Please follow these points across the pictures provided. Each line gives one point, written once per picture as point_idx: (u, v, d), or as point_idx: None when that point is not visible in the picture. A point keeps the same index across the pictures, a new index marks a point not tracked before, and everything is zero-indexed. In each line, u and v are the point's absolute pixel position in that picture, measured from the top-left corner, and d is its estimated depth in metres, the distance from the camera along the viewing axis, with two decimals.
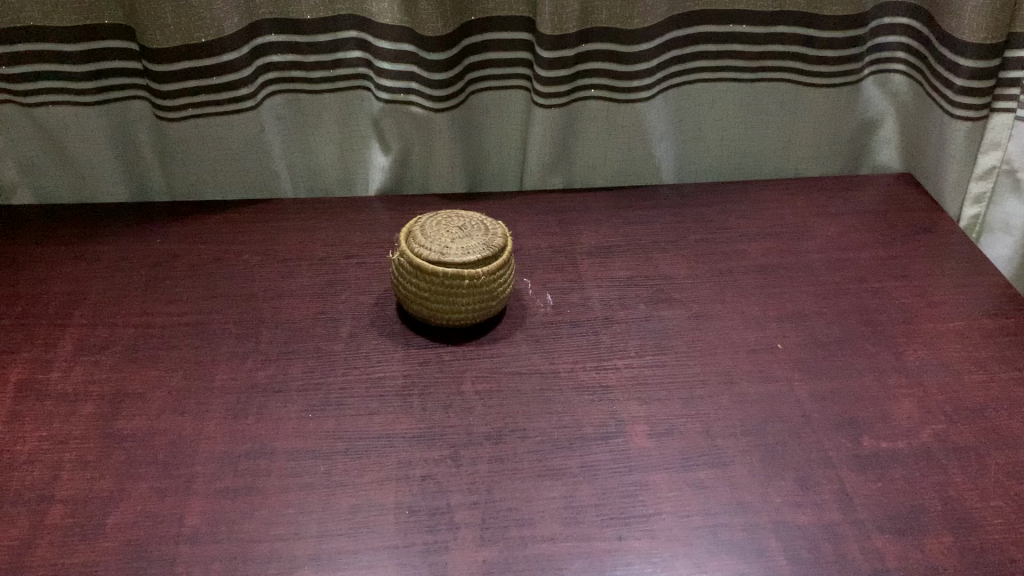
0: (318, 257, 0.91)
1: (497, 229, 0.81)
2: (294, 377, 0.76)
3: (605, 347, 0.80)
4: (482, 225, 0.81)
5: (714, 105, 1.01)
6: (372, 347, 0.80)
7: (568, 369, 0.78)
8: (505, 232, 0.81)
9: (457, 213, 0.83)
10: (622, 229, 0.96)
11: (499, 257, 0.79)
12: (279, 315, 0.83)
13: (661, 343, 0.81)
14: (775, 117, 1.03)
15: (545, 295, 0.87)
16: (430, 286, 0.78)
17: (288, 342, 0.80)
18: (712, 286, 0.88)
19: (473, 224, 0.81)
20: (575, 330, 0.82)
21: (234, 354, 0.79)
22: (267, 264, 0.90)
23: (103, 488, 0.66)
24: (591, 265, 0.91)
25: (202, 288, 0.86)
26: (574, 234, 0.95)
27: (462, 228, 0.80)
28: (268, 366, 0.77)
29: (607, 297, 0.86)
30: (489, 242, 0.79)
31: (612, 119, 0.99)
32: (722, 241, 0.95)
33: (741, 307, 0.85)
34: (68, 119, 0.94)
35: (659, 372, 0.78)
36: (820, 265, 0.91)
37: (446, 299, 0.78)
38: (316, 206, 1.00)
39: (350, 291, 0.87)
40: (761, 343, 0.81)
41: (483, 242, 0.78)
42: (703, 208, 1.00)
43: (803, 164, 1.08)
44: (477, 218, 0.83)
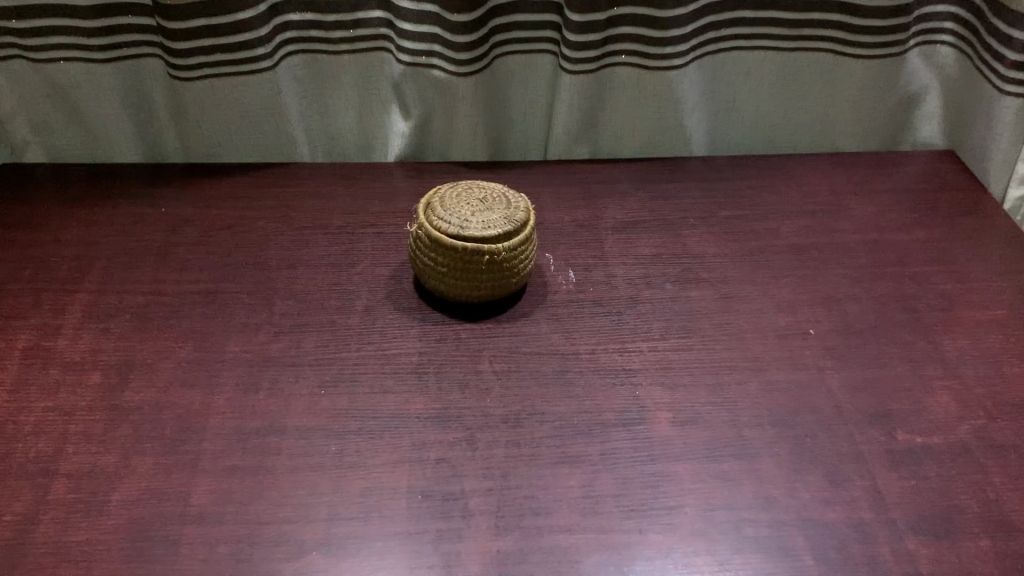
0: (335, 226, 0.89)
1: (521, 202, 0.78)
2: (307, 352, 0.74)
3: (629, 329, 0.77)
4: (504, 198, 0.78)
5: (751, 75, 0.97)
6: (388, 321, 0.77)
7: (591, 351, 0.75)
8: (528, 206, 0.78)
9: (479, 184, 0.80)
10: (650, 204, 0.93)
11: (521, 233, 0.76)
12: (293, 285, 0.81)
13: (688, 326, 0.78)
14: (814, 89, 0.98)
15: (568, 272, 0.84)
16: (447, 261, 0.75)
17: (302, 314, 0.78)
18: (742, 265, 0.85)
19: (495, 197, 0.78)
20: (598, 309, 0.79)
21: (247, 326, 0.76)
22: (282, 232, 0.87)
23: (108, 463, 0.64)
24: (616, 242, 0.87)
25: (215, 255, 0.84)
26: (599, 207, 0.92)
27: (484, 201, 0.77)
28: (281, 339, 0.75)
29: (631, 276, 0.83)
30: (511, 217, 0.76)
31: (643, 87, 0.95)
32: (754, 219, 0.91)
33: (772, 289, 0.82)
34: (80, 77, 0.91)
35: (685, 356, 0.75)
36: (856, 247, 0.87)
37: (463, 275, 0.76)
38: (335, 172, 0.97)
39: (366, 262, 0.84)
40: (792, 328, 0.78)
41: (504, 217, 0.76)
42: (735, 183, 0.96)
43: (842, 139, 1.04)
44: (499, 189, 0.80)
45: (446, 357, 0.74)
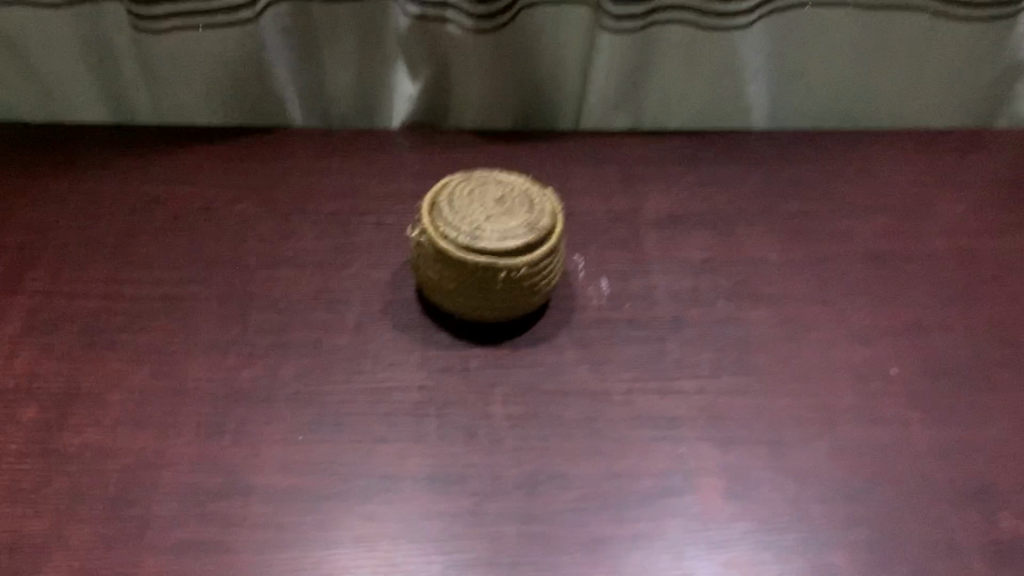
0: (326, 211, 0.75)
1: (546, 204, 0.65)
2: (284, 383, 0.62)
3: (672, 362, 0.64)
4: (528, 198, 0.65)
5: (828, 37, 0.80)
6: (382, 343, 0.65)
7: (626, 392, 0.62)
8: (555, 206, 0.65)
9: (496, 178, 0.67)
10: (699, 193, 0.78)
11: (544, 243, 0.63)
12: (273, 291, 0.68)
13: (743, 360, 0.65)
14: (901, 54, 0.82)
15: (600, 281, 0.70)
16: (454, 275, 0.62)
17: (281, 331, 0.65)
18: (809, 278, 0.71)
19: (515, 195, 0.65)
20: (635, 335, 0.66)
21: (215, 344, 0.64)
22: (264, 219, 0.74)
23: (36, 533, 0.53)
24: (658, 242, 0.74)
25: (184, 247, 0.71)
26: (639, 195, 0.78)
27: (502, 201, 0.64)
28: (255, 364, 0.63)
29: (675, 289, 0.70)
30: (533, 224, 0.62)
31: (698, 49, 0.79)
32: (824, 216, 0.76)
33: (846, 312, 0.68)
34: (29, 22, 0.77)
35: (739, 401, 0.62)
36: (946, 257, 0.73)
37: (474, 291, 0.63)
38: (330, 140, 0.82)
39: (361, 261, 0.71)
40: (869, 367, 0.64)
41: (524, 224, 0.62)
42: (801, 166, 0.81)
43: (929, 114, 0.87)
44: (522, 184, 0.66)
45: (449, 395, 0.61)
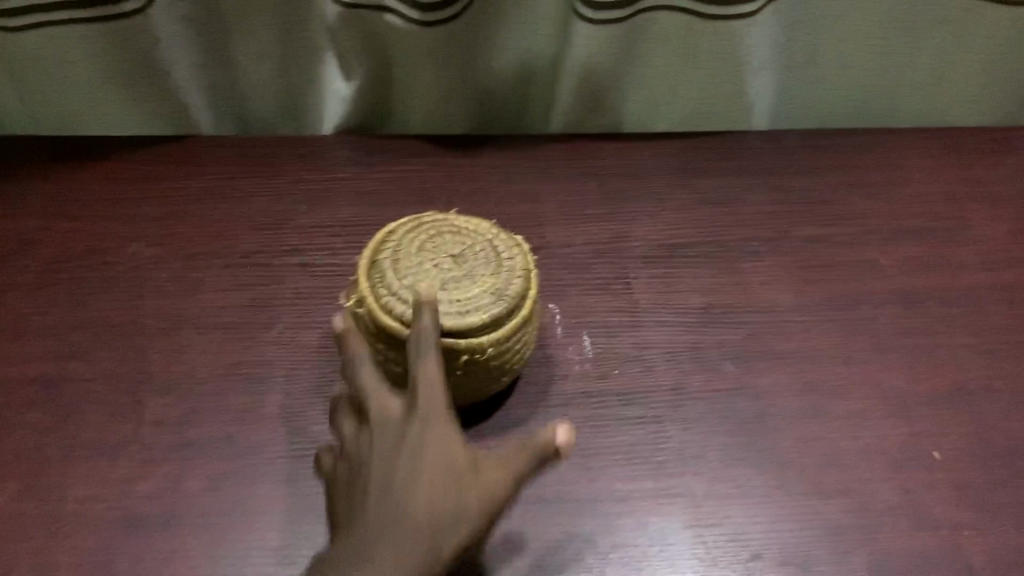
0: (242, 250, 0.61)
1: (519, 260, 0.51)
2: (190, 500, 0.49)
3: (672, 452, 0.53)
4: (495, 250, 0.51)
5: (846, 21, 0.67)
6: (315, 437, 0.52)
7: (618, 499, 0.50)
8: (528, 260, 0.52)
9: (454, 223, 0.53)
10: (695, 215, 0.65)
11: (515, 314, 0.50)
12: (177, 366, 0.55)
13: (758, 445, 0.53)
14: (929, 41, 0.69)
15: (582, 338, 0.58)
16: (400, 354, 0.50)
17: (187, 424, 0.52)
18: (831, 329, 0.59)
19: (479, 247, 0.51)
20: (626, 414, 0.54)
21: (103, 447, 0.51)
22: (164, 265, 0.60)
23: None
24: (649, 284, 0.61)
25: (64, 308, 0.57)
26: (624, 220, 0.65)
27: (462, 257, 0.50)
28: (152, 476, 0.50)
29: (672, 348, 0.58)
30: (501, 290, 0.49)
31: (691, 41, 0.66)
32: (844, 244, 0.64)
33: (875, 376, 0.57)
34: None
35: (755, 505, 0.50)
36: (989, 295, 0.61)
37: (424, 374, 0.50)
38: (246, 152, 0.67)
39: (286, 319, 0.57)
40: (907, 450, 0.53)
41: (490, 290, 0.49)
42: (813, 176, 0.68)
43: (955, 107, 0.75)
44: (487, 231, 0.53)
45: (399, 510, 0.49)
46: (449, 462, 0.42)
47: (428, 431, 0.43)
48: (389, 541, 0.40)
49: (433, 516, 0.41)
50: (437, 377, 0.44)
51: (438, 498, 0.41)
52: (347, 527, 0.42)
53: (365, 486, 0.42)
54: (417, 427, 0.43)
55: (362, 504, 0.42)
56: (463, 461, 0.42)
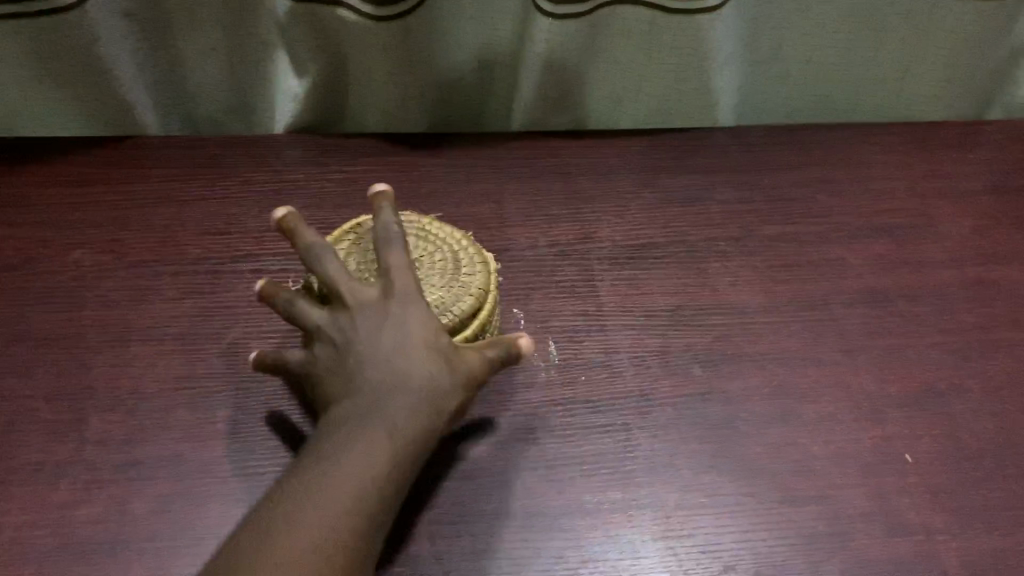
0: (191, 257, 0.58)
1: (476, 279, 0.49)
2: (136, 524, 0.46)
3: (641, 460, 0.51)
4: (454, 264, 0.49)
5: (811, 15, 0.66)
6: (269, 454, 0.49)
7: (587, 512, 0.49)
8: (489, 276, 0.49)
9: (419, 231, 0.51)
10: (660, 214, 0.64)
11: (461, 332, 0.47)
12: (122, 380, 0.52)
13: (729, 452, 0.52)
14: (894, 35, 0.68)
15: (547, 344, 0.56)
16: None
17: (133, 443, 0.49)
18: (800, 330, 0.58)
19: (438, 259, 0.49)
20: (594, 422, 0.53)
21: (43, 468, 0.48)
22: (108, 273, 0.57)
23: None
24: (616, 286, 0.59)
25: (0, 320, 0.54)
26: (588, 220, 0.63)
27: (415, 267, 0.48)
28: (96, 498, 0.47)
29: (639, 352, 0.56)
30: (447, 306, 0.47)
31: (655, 35, 0.64)
32: (811, 242, 0.63)
33: (846, 377, 0.56)
34: None
35: (727, 514, 0.49)
36: (957, 292, 0.60)
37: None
38: (194, 154, 0.64)
39: (237, 329, 0.55)
40: (879, 453, 0.52)
41: (434, 306, 0.46)
42: (780, 173, 0.67)
43: (919, 101, 0.74)
44: (452, 243, 0.50)
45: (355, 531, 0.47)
46: (436, 335, 0.43)
47: (409, 308, 0.43)
48: (392, 410, 0.41)
49: (431, 376, 0.42)
50: (406, 263, 0.45)
51: (434, 368, 0.42)
52: (341, 395, 0.42)
53: (352, 355, 0.42)
54: (398, 305, 0.43)
55: (353, 378, 0.42)
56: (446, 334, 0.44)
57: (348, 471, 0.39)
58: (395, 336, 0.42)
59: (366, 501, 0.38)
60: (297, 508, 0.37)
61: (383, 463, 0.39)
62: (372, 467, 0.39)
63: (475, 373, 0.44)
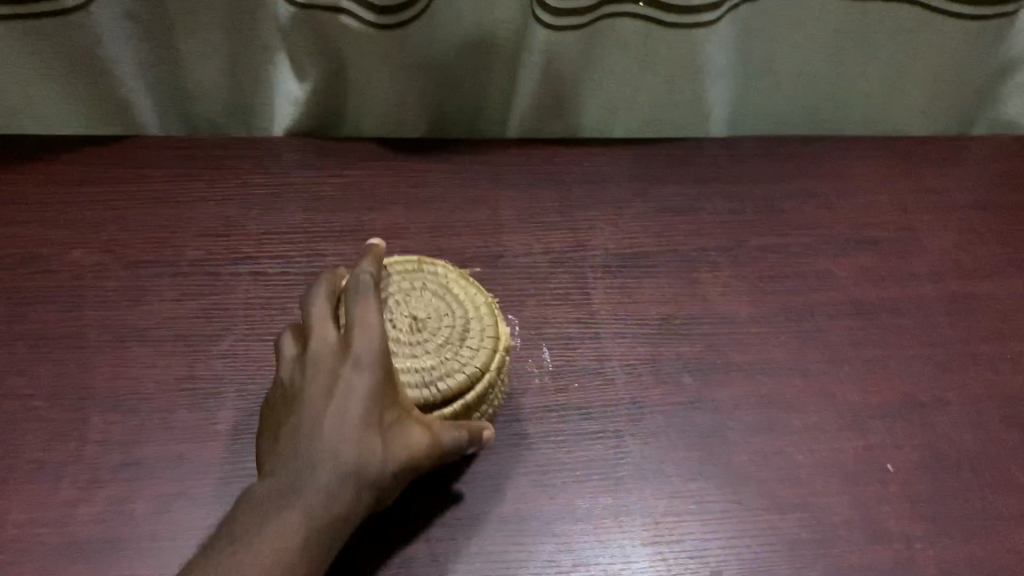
0: (190, 258, 0.59)
1: (471, 360, 0.47)
2: (137, 525, 0.47)
3: (632, 466, 0.52)
4: (461, 334, 0.48)
5: (803, 31, 0.67)
6: None
7: (580, 516, 0.50)
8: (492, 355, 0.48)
9: (435, 290, 0.49)
10: (652, 223, 0.65)
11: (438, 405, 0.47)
12: (122, 380, 0.53)
13: (718, 459, 0.53)
14: (883, 51, 0.69)
15: (541, 350, 0.57)
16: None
17: (133, 443, 0.50)
18: (787, 340, 0.59)
19: (447, 323, 0.48)
20: (586, 428, 0.54)
21: (44, 467, 0.49)
22: (108, 274, 0.57)
23: None
24: (608, 294, 0.61)
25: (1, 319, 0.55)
26: (582, 228, 0.64)
27: (419, 325, 0.48)
28: (97, 498, 0.48)
29: (631, 360, 0.57)
30: (429, 377, 0.46)
31: (650, 47, 0.65)
32: (799, 253, 0.64)
33: (830, 387, 0.57)
34: None
35: (714, 520, 0.51)
36: (939, 306, 0.62)
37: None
38: (192, 155, 0.65)
39: (236, 330, 0.55)
40: (862, 462, 0.54)
41: (416, 377, 0.46)
42: (769, 184, 0.68)
43: (906, 115, 0.76)
44: (468, 309, 0.49)
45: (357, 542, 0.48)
46: (380, 410, 0.42)
47: (361, 378, 0.42)
48: (315, 484, 0.40)
49: (364, 455, 0.41)
50: (379, 328, 0.44)
51: (371, 445, 0.41)
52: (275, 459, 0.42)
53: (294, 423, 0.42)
54: (351, 371, 0.42)
55: (290, 443, 0.41)
56: (393, 408, 0.43)
57: (257, 553, 0.38)
58: (338, 407, 0.42)
59: None
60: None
61: (299, 542, 0.39)
62: (286, 548, 0.38)
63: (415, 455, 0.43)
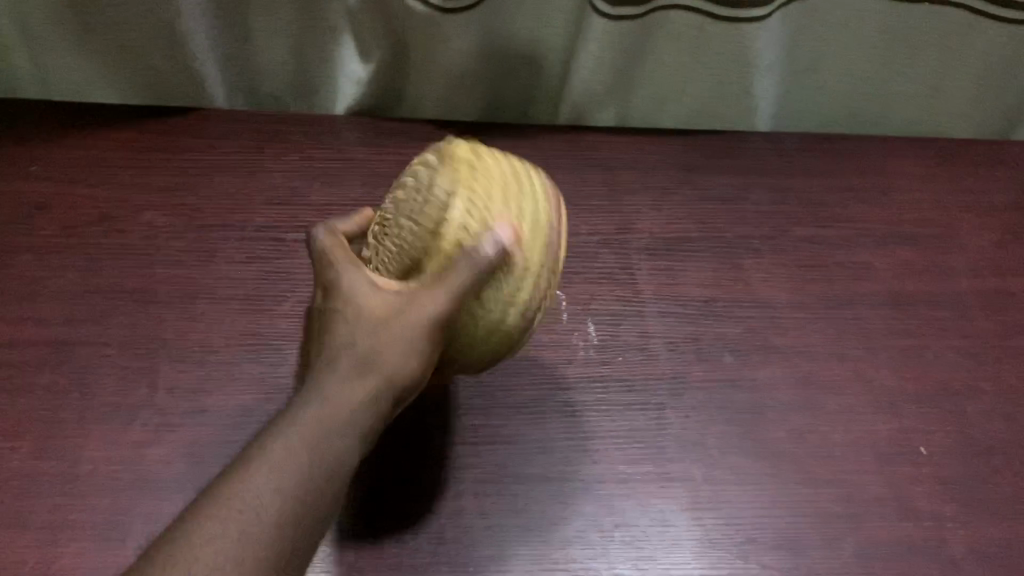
0: (255, 224, 0.62)
1: (442, 186, 0.43)
2: (203, 466, 0.50)
3: (672, 436, 0.55)
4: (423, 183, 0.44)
5: (850, 31, 0.69)
6: None
7: (621, 481, 0.52)
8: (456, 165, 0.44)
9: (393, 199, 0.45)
10: (697, 210, 0.67)
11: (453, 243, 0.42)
12: (190, 333, 0.55)
13: (755, 434, 0.55)
14: (928, 53, 0.71)
15: (587, 325, 0.60)
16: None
17: (201, 391, 0.53)
18: (825, 326, 0.61)
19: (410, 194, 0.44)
20: (628, 400, 0.56)
21: (117, 410, 0.52)
22: (178, 235, 0.60)
23: None
24: (653, 275, 0.63)
25: (78, 272, 0.58)
26: (629, 211, 0.66)
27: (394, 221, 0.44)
28: (166, 440, 0.51)
29: (673, 338, 0.59)
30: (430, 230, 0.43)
31: (701, 40, 0.67)
32: (840, 245, 0.66)
33: (866, 373, 0.59)
34: None
35: (750, 491, 0.53)
36: (975, 300, 0.64)
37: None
38: (258, 128, 0.68)
39: (298, 293, 0.58)
40: (895, 444, 0.56)
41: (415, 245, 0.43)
42: (812, 178, 0.70)
43: (947, 118, 0.77)
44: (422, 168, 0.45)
45: (403, 500, 0.50)
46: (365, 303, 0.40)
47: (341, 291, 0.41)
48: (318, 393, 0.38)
49: (361, 350, 0.39)
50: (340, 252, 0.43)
51: (368, 335, 0.39)
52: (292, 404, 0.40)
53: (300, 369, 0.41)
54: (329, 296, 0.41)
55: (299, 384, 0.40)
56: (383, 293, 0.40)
57: (264, 466, 0.36)
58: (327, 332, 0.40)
59: (278, 499, 0.35)
60: (209, 511, 0.35)
61: (305, 445, 0.37)
62: (291, 455, 0.36)
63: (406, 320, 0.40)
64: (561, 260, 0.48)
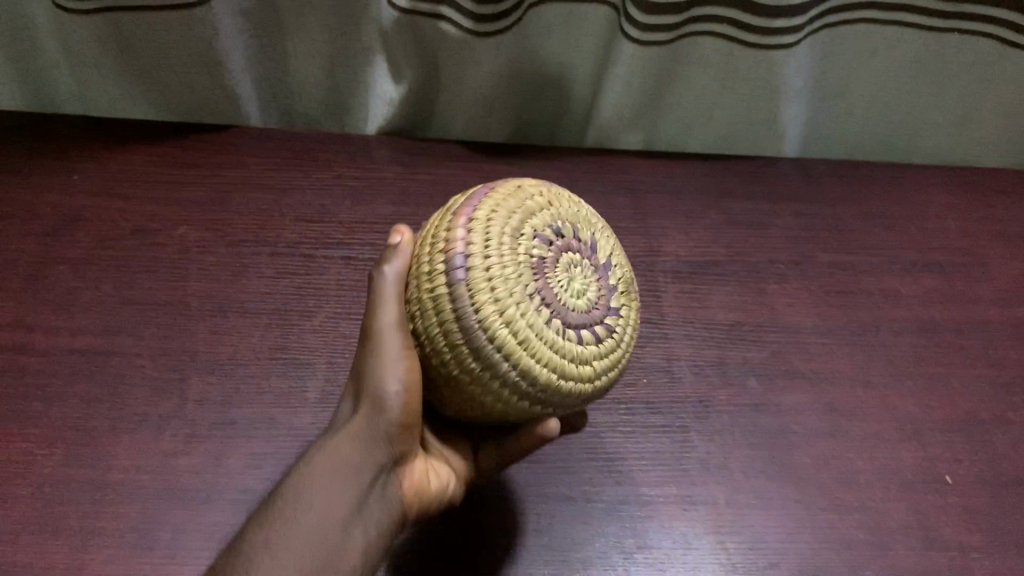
0: (286, 240, 0.63)
1: None
2: (230, 477, 0.50)
3: (696, 459, 0.55)
4: None
5: (879, 59, 0.70)
6: None
7: (645, 503, 0.52)
8: None
9: None
10: (723, 234, 0.68)
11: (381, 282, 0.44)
12: (221, 346, 0.56)
13: (779, 459, 0.55)
14: (957, 82, 0.71)
15: None
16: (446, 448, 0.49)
17: (229, 403, 0.54)
18: (851, 353, 0.61)
19: None
20: (653, 422, 0.56)
21: (147, 420, 0.53)
22: (211, 249, 0.61)
23: None
24: (678, 298, 0.63)
25: (112, 284, 0.59)
26: (655, 234, 0.67)
27: None
28: (195, 451, 0.51)
29: (698, 361, 0.59)
30: None
31: (730, 66, 0.68)
32: (866, 272, 0.66)
33: (892, 400, 0.59)
34: None
35: (774, 516, 0.52)
36: (1003, 330, 0.63)
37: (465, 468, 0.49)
38: (290, 147, 0.69)
39: (327, 309, 0.59)
40: (921, 473, 0.55)
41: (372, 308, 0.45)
42: (839, 205, 0.70)
43: (975, 147, 0.77)
44: None
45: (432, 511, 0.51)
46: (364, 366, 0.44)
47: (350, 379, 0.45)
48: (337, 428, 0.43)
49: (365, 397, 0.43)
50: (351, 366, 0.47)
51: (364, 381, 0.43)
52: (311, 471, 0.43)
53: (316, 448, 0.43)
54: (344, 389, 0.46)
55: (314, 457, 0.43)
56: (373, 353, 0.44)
57: (297, 488, 0.41)
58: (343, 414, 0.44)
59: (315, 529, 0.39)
60: (241, 557, 0.38)
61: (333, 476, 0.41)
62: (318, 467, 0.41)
63: (369, 354, 0.42)
64: (523, 220, 0.42)
